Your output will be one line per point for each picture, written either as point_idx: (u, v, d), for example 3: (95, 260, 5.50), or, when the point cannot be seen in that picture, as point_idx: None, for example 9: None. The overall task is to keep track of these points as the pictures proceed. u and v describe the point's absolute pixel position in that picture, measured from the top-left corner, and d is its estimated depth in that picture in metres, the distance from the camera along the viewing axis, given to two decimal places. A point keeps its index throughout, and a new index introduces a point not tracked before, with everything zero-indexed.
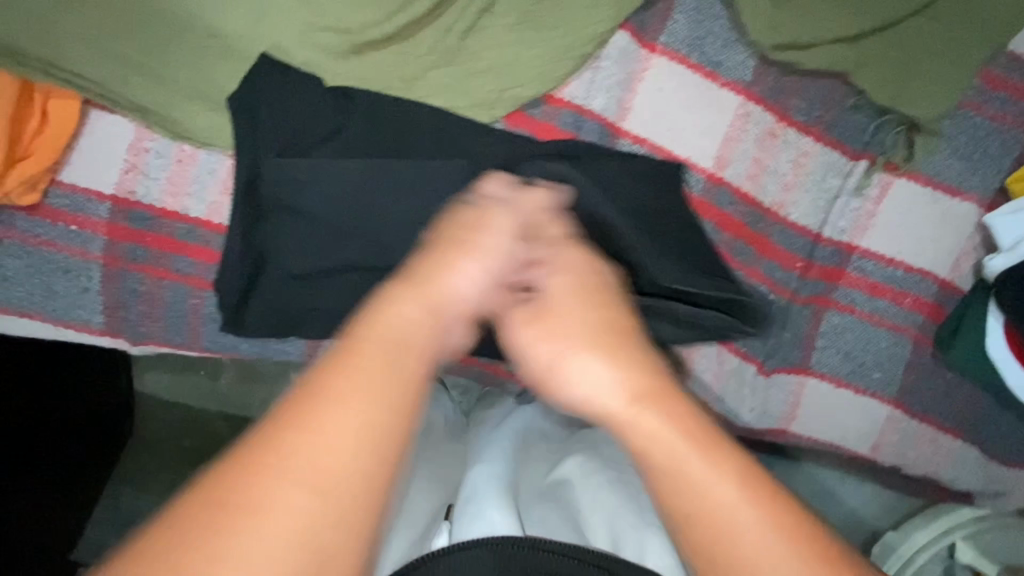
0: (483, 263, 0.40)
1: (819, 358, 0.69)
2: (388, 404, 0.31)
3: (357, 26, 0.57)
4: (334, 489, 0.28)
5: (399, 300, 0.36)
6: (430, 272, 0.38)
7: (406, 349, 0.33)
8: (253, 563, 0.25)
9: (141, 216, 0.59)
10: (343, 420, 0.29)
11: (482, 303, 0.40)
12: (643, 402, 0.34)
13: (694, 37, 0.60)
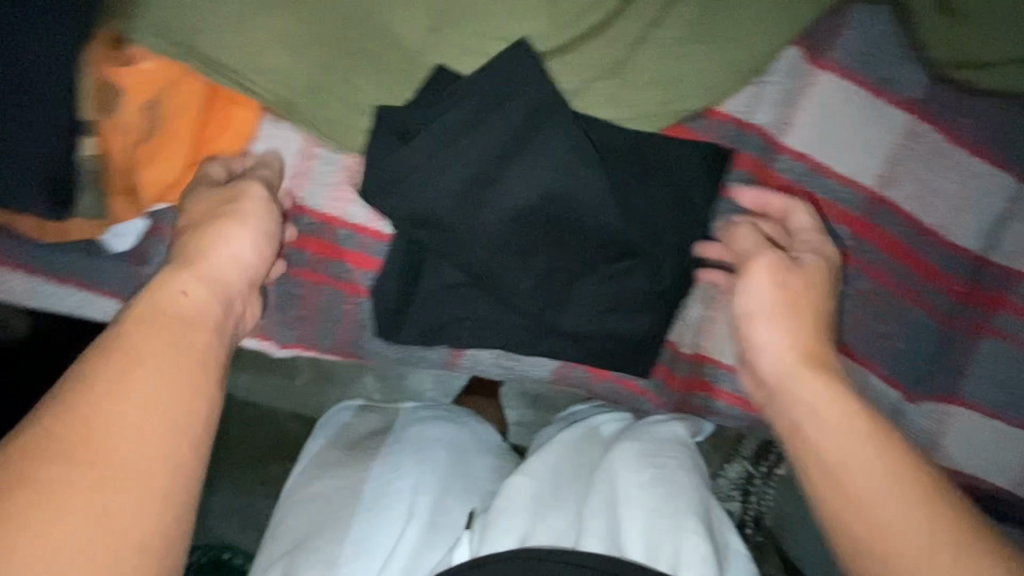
0: (247, 232, 0.48)
1: (972, 389, 0.65)
2: (178, 368, 0.39)
3: (528, 37, 0.57)
4: (143, 438, 0.36)
5: (172, 282, 0.43)
6: (198, 255, 0.46)
7: (187, 325, 0.42)
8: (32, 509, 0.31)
9: (306, 222, 0.60)
10: (123, 383, 0.37)
11: (252, 268, 0.49)
12: (823, 393, 0.48)
13: (865, 54, 0.59)
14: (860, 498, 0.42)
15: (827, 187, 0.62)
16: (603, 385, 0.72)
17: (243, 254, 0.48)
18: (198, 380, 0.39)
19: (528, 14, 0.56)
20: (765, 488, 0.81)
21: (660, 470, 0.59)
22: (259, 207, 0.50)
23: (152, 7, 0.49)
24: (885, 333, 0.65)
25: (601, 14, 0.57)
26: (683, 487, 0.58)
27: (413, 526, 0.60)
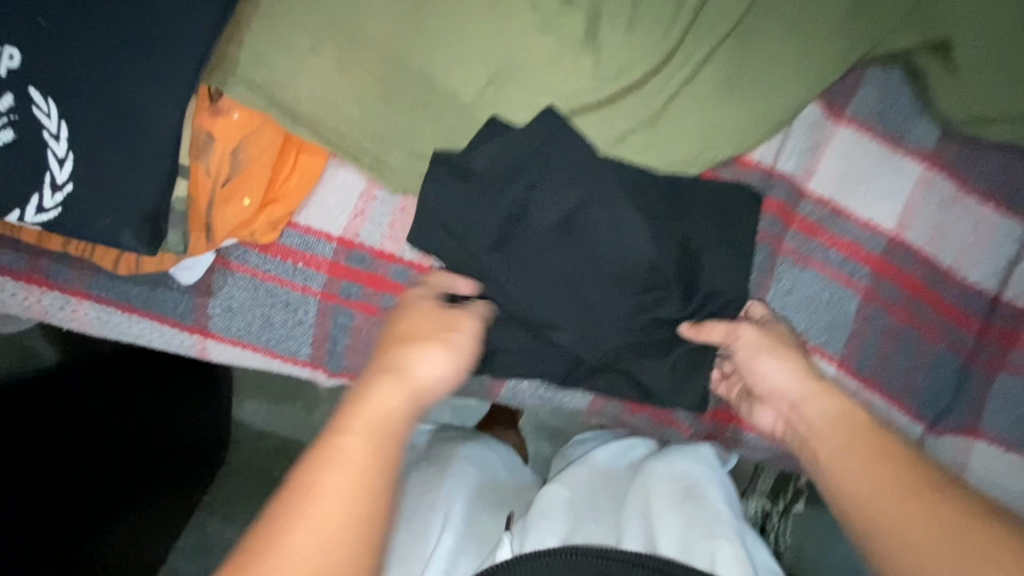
0: (449, 353, 0.53)
1: (995, 422, 0.67)
2: (362, 488, 0.42)
3: (573, 91, 0.62)
4: (336, 564, 0.39)
5: (389, 397, 0.48)
6: (404, 363, 0.50)
7: (387, 437, 0.45)
8: None
9: (362, 257, 0.64)
10: (333, 496, 0.41)
11: (443, 391, 0.52)
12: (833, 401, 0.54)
13: (879, 110, 0.65)
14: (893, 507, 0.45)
15: (848, 229, 0.67)
16: (635, 418, 0.74)
17: (444, 370, 0.52)
18: (373, 504, 0.42)
19: (574, 73, 0.62)
20: (784, 526, 0.82)
21: (685, 486, 0.62)
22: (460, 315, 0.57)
23: (247, 65, 0.55)
24: (909, 369, 0.68)
25: (639, 72, 0.63)
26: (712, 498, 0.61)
27: (448, 533, 0.59)
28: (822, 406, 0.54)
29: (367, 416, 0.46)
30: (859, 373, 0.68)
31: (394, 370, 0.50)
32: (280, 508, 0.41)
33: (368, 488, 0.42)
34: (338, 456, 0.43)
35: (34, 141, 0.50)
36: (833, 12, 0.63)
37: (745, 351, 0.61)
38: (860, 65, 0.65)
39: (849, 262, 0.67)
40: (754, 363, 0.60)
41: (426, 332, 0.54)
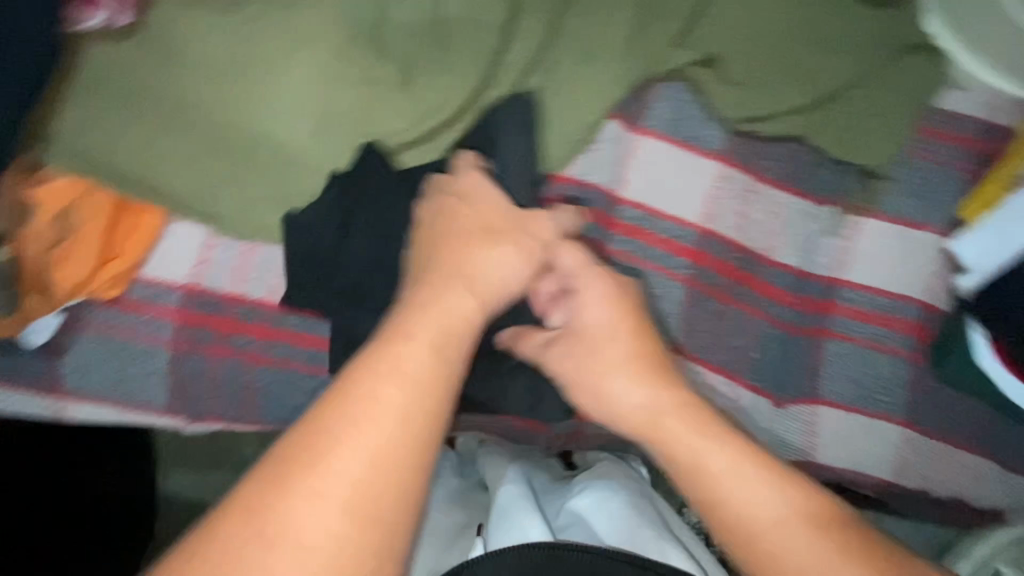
0: (518, 260, 0.62)
1: (828, 386, 0.75)
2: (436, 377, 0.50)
3: (391, 132, 0.69)
4: (416, 422, 0.48)
5: (454, 301, 0.56)
6: (474, 268, 0.59)
7: (455, 334, 0.54)
8: (338, 466, 0.45)
9: (208, 301, 0.67)
10: (398, 391, 0.48)
11: (510, 289, 0.61)
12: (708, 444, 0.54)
13: (671, 119, 0.73)
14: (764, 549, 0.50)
15: (664, 228, 0.73)
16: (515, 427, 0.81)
17: (506, 276, 0.61)
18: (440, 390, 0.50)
19: (390, 115, 0.69)
20: None
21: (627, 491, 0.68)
22: (533, 225, 0.64)
23: (70, 138, 0.62)
24: (744, 350, 0.74)
25: (450, 109, 0.70)
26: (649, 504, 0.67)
27: None
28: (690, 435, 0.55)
29: (432, 318, 0.54)
30: (698, 355, 0.74)
31: (460, 275, 0.59)
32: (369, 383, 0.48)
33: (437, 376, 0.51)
34: (412, 347, 0.51)
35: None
36: (614, 40, 0.72)
37: (578, 379, 0.62)
38: (651, 82, 0.74)
39: (671, 256, 0.73)
40: (610, 383, 0.60)
41: (495, 236, 0.62)
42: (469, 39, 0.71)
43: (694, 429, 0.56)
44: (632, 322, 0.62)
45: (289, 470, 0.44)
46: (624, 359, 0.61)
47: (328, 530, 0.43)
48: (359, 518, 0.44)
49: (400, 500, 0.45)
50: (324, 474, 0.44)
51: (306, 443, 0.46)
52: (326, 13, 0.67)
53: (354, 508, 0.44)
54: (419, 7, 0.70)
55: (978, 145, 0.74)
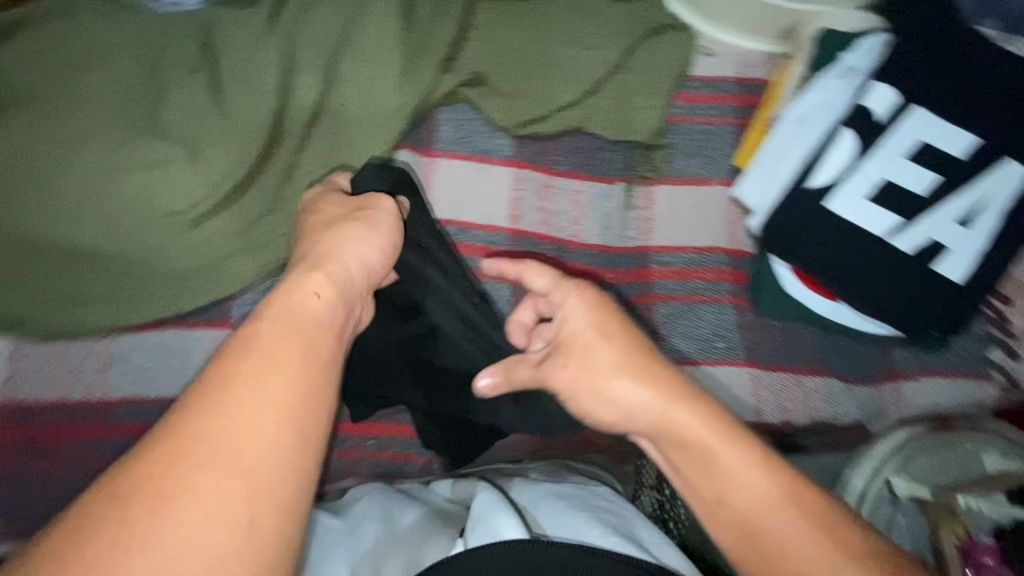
0: (371, 236, 0.62)
1: (669, 346, 0.78)
2: (312, 335, 0.49)
3: (187, 205, 0.71)
4: (304, 375, 0.45)
5: (304, 284, 0.54)
6: (331, 250, 0.59)
7: (321, 301, 0.53)
8: (213, 433, 0.40)
9: (30, 412, 0.72)
10: (259, 369, 0.44)
11: (371, 266, 0.62)
12: (728, 447, 0.50)
13: (458, 137, 0.79)
14: (779, 549, 0.46)
15: (477, 237, 0.78)
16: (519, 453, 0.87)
17: (366, 264, 0.61)
18: (321, 345, 0.49)
19: (183, 189, 0.71)
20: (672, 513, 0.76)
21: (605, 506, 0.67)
22: (386, 213, 0.65)
23: None
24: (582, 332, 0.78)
25: (243, 172, 0.73)
26: (627, 516, 0.66)
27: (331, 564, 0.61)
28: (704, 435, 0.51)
29: (286, 302, 0.51)
30: None
31: (311, 263, 0.57)
32: (229, 351, 0.45)
33: (312, 334, 0.49)
34: (273, 316, 0.49)
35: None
36: (387, 76, 0.77)
37: (586, 392, 0.57)
38: (431, 110, 0.80)
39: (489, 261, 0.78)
40: (611, 385, 0.55)
41: (345, 222, 0.63)
42: (250, 105, 0.75)
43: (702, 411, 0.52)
44: (619, 322, 0.59)
45: (148, 463, 0.39)
46: (618, 360, 0.56)
47: (203, 525, 0.37)
48: (239, 503, 0.38)
49: (297, 465, 0.42)
50: (199, 443, 0.39)
51: (160, 444, 0.40)
52: (102, 112, 0.71)
53: (231, 494, 0.38)
54: (196, 87, 0.75)
55: (736, 99, 0.82)
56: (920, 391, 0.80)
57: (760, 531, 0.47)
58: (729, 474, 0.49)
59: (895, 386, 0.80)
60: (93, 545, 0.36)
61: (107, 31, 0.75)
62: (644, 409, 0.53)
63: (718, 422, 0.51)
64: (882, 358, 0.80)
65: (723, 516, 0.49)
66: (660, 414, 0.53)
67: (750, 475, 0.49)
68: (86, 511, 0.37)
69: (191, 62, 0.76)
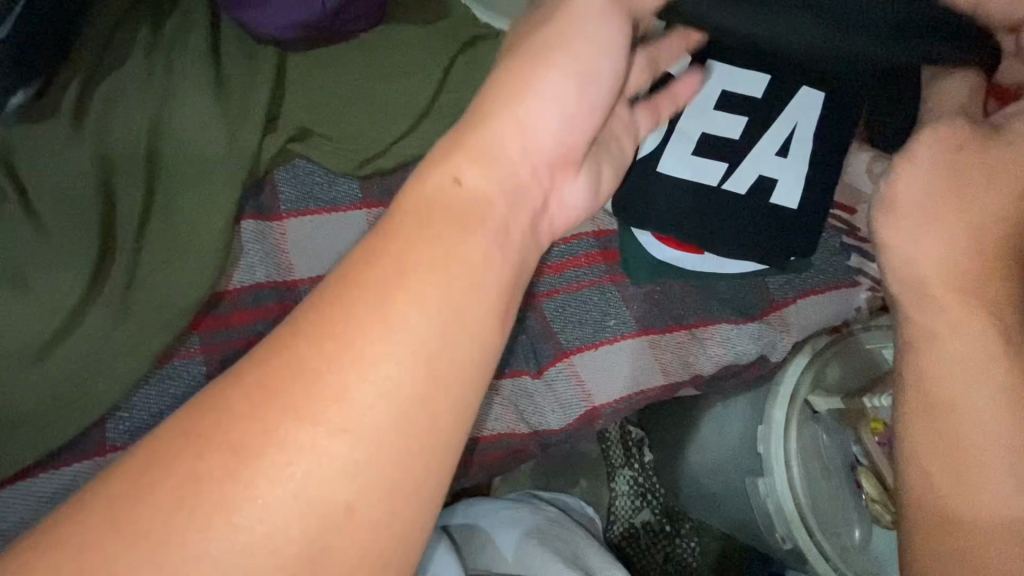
0: (550, 110, 0.50)
1: (566, 337, 0.80)
2: (469, 283, 0.41)
3: (27, 338, 0.67)
4: (450, 352, 0.39)
5: (449, 165, 0.45)
6: (494, 133, 0.47)
7: (466, 215, 0.44)
8: (336, 392, 0.36)
9: None
10: (395, 288, 0.39)
11: (548, 167, 0.50)
12: (977, 360, 0.49)
13: (302, 192, 0.78)
14: (968, 463, 0.48)
15: None
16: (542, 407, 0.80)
17: (550, 130, 0.49)
18: (474, 304, 0.41)
19: (19, 324, 0.67)
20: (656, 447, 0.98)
21: (557, 537, 0.87)
22: (596, 51, 0.52)
23: None
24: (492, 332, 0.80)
25: (80, 287, 0.69)
26: (575, 543, 0.87)
27: None
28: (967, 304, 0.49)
29: (427, 197, 0.44)
30: None
31: (469, 130, 0.47)
32: (374, 263, 0.40)
33: (471, 284, 0.41)
34: (419, 235, 0.41)
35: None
36: (216, 151, 0.76)
37: (906, 205, 0.52)
38: (268, 173, 0.79)
39: None
40: (898, 242, 0.53)
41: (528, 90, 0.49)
42: (71, 217, 0.72)
43: (977, 318, 0.49)
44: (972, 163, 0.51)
45: (241, 404, 0.36)
46: (922, 204, 0.51)
47: (284, 497, 0.34)
48: (342, 482, 0.35)
49: (432, 459, 0.38)
50: (308, 394, 0.36)
51: (264, 376, 0.37)
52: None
53: (334, 460, 0.35)
54: (10, 212, 0.71)
55: None
56: (801, 313, 0.85)
57: (963, 451, 0.48)
58: (962, 398, 0.49)
59: (779, 314, 0.84)
60: (162, 492, 0.34)
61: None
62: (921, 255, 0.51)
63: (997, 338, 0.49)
64: (762, 291, 0.84)
65: (935, 412, 0.50)
66: (941, 292, 0.50)
67: (981, 420, 0.48)
68: (161, 456, 0.35)
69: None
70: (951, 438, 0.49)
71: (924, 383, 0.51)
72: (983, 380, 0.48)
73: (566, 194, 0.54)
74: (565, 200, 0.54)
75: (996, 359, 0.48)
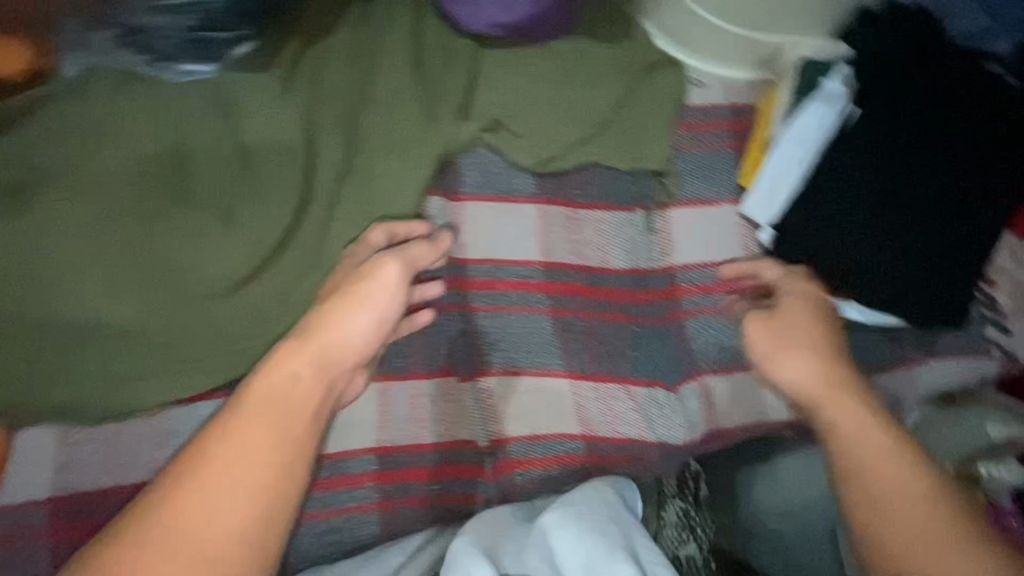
0: (367, 307, 0.69)
1: (702, 359, 0.84)
2: (286, 425, 0.62)
3: (225, 273, 0.72)
4: (286, 452, 0.61)
5: (284, 366, 0.65)
6: (323, 328, 0.68)
7: (281, 398, 0.64)
8: (200, 494, 0.58)
9: (82, 506, 0.68)
10: (245, 443, 0.60)
11: (376, 335, 0.70)
12: (880, 439, 0.66)
13: (483, 180, 0.83)
14: (875, 524, 0.62)
15: (512, 272, 0.81)
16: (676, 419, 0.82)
17: (365, 320, 0.69)
18: (291, 433, 0.62)
19: (219, 262, 0.72)
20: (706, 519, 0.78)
21: (603, 518, 0.67)
22: (392, 296, 0.70)
23: None
24: (637, 338, 0.82)
25: (279, 233, 0.74)
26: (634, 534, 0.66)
27: None
28: (842, 396, 0.70)
29: (271, 380, 0.65)
30: (585, 373, 0.80)
31: (302, 336, 0.67)
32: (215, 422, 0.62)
33: (282, 430, 0.62)
34: (249, 404, 0.63)
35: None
36: (411, 131, 0.81)
37: (768, 354, 0.75)
38: (452, 156, 0.83)
39: (524, 298, 0.81)
40: (782, 365, 0.74)
41: (357, 298, 0.69)
42: (279, 168, 0.77)
43: (864, 413, 0.68)
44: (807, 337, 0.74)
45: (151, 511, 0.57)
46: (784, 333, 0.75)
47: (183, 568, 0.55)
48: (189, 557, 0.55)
49: (253, 538, 0.57)
50: (183, 499, 0.58)
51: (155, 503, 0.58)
52: (132, 191, 0.72)
53: (224, 522, 0.57)
54: (220, 154, 0.76)
55: (728, 125, 0.88)
56: (933, 373, 0.86)
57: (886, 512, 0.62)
58: (874, 474, 0.64)
59: (911, 372, 0.86)
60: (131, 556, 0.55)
61: (119, 101, 0.74)
62: (798, 380, 0.72)
63: (877, 429, 0.67)
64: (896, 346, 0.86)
65: (852, 490, 0.65)
66: (816, 392, 0.71)
67: (902, 491, 0.63)
68: (133, 526, 0.57)
69: (210, 130, 0.77)
70: (878, 506, 0.63)
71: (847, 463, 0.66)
72: (887, 458, 0.65)
73: (358, 380, 0.72)
74: (353, 387, 0.72)
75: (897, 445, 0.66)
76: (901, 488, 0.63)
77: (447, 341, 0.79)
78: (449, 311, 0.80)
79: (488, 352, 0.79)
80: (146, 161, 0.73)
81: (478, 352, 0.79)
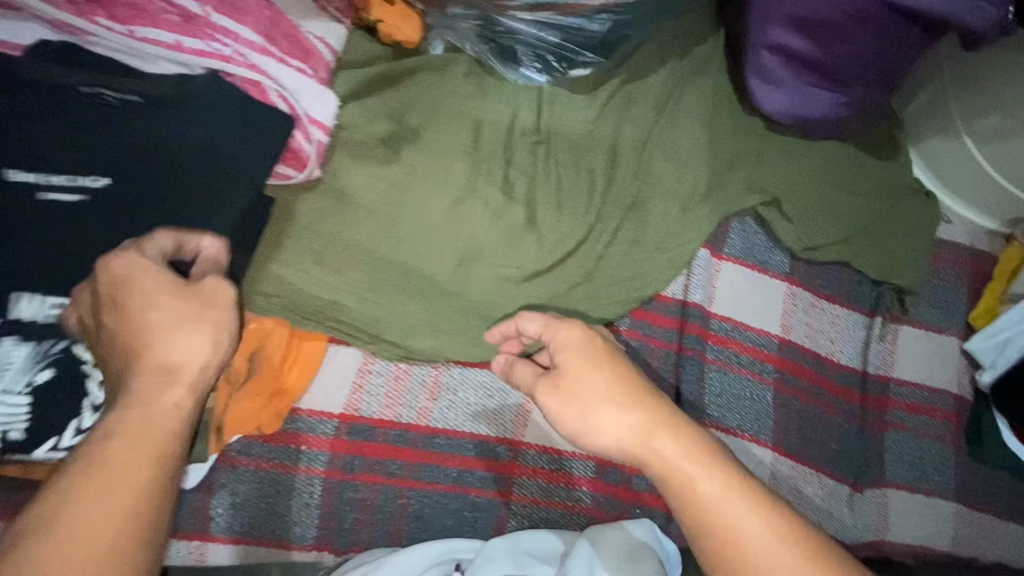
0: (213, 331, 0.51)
1: (892, 470, 0.87)
2: (148, 459, 0.46)
3: (526, 264, 0.77)
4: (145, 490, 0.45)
5: (168, 390, 0.48)
6: (167, 357, 0.49)
7: (156, 432, 0.47)
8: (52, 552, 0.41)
9: (363, 428, 0.71)
10: (113, 481, 0.44)
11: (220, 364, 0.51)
12: (756, 517, 0.51)
13: (745, 246, 0.90)
14: None
15: (752, 335, 0.87)
16: (859, 515, 0.85)
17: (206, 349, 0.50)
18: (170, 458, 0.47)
19: (522, 251, 0.77)
20: None
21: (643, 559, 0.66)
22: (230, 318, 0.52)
23: (261, 278, 0.67)
24: (845, 427, 0.87)
25: (575, 241, 0.80)
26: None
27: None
28: (674, 445, 0.54)
29: (141, 412, 0.47)
30: (789, 450, 0.85)
31: (153, 370, 0.48)
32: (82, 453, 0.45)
33: (150, 463, 0.46)
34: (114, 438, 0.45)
35: (77, 374, 0.58)
36: (694, 184, 0.87)
37: (574, 429, 0.58)
38: (724, 219, 0.90)
39: (753, 362, 0.86)
40: (597, 419, 0.57)
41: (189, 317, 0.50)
42: (580, 184, 0.83)
43: (737, 488, 0.53)
44: (627, 387, 0.57)
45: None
46: (610, 391, 0.57)
47: None
48: None
49: None
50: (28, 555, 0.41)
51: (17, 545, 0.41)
52: (461, 160, 0.76)
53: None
54: (535, 154, 0.82)
55: (968, 265, 0.96)
56: None
57: None
58: (741, 536, 0.51)
59: None
60: None
61: (471, 86, 0.80)
62: (622, 439, 0.55)
63: (749, 489, 0.53)
64: None
65: (713, 546, 0.52)
66: (639, 448, 0.55)
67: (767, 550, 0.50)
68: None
69: (533, 132, 0.83)
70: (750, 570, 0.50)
71: (707, 526, 0.52)
72: (773, 526, 0.51)
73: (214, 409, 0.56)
74: None
75: (747, 491, 0.53)
76: (755, 538, 0.51)
77: (678, 380, 0.84)
78: (689, 354, 0.84)
79: (707, 404, 0.83)
80: (477, 139, 0.79)
81: (701, 400, 0.83)
